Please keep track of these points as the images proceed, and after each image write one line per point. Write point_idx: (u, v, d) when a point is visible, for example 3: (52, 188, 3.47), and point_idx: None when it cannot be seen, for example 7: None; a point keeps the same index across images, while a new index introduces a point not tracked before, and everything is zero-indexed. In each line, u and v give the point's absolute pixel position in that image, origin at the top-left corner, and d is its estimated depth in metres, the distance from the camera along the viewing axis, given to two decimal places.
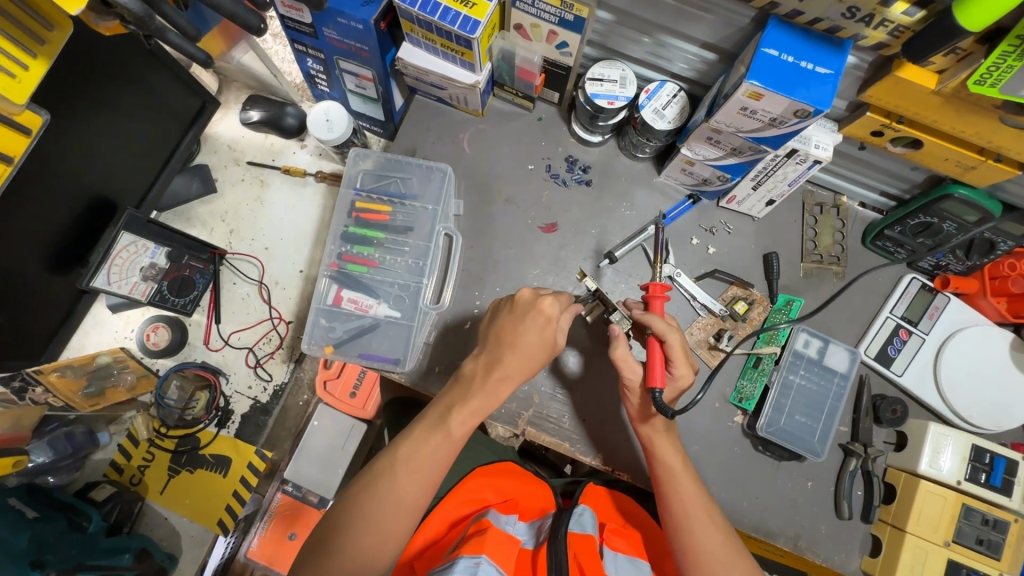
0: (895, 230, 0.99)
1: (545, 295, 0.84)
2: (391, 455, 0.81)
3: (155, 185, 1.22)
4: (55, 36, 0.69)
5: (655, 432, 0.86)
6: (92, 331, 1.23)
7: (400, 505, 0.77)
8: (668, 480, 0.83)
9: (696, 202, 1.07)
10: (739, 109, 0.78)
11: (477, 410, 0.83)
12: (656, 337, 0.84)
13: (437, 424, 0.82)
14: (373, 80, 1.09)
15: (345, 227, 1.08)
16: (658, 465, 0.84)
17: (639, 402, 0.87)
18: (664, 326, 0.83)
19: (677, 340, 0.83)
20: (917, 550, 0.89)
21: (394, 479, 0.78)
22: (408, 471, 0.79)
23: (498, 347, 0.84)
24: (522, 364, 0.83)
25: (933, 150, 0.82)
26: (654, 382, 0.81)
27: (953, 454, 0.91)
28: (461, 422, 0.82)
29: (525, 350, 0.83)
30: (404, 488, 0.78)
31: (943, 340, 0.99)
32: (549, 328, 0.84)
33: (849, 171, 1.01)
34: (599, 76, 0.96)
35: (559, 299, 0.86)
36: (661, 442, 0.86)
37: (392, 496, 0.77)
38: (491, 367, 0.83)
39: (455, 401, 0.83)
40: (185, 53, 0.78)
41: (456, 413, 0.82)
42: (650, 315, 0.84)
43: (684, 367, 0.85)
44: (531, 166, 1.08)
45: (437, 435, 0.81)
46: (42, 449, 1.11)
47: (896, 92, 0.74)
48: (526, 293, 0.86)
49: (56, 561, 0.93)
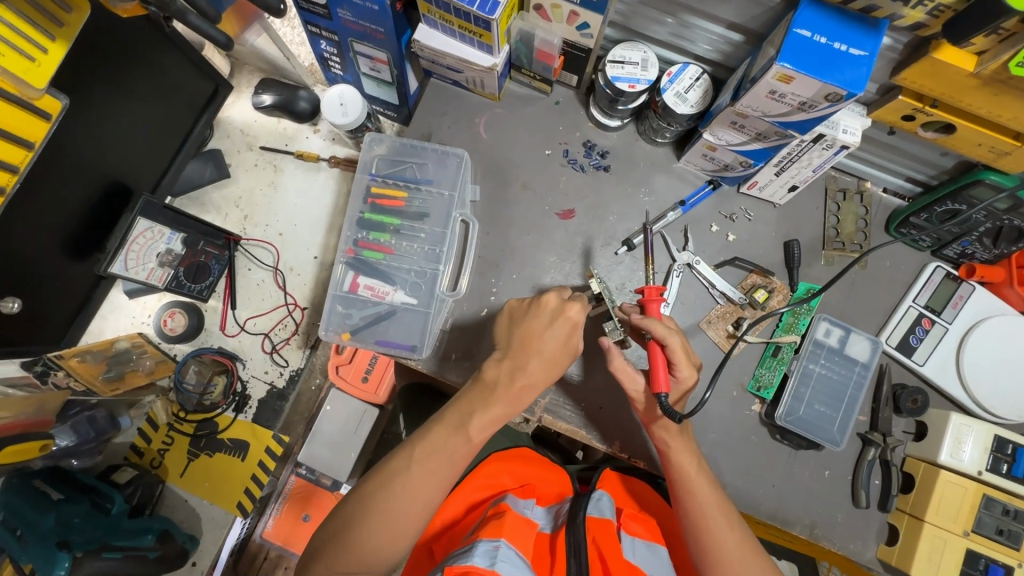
0: (921, 217, 0.97)
1: (572, 301, 0.85)
2: (406, 455, 0.79)
3: (170, 170, 1.21)
4: (73, 18, 0.68)
5: (671, 433, 0.84)
6: (110, 316, 1.24)
7: (423, 504, 0.76)
8: (684, 484, 0.82)
9: (717, 187, 1.05)
10: (768, 92, 0.76)
11: (499, 417, 0.82)
12: (656, 341, 0.83)
13: (456, 429, 0.81)
14: (388, 63, 1.07)
15: (361, 212, 1.07)
16: (675, 468, 0.84)
17: (643, 407, 0.87)
18: (663, 331, 0.82)
19: (676, 342, 0.82)
20: (936, 540, 0.89)
21: (410, 480, 0.77)
22: (424, 471, 0.78)
23: (523, 353, 0.83)
24: (546, 359, 0.83)
25: (966, 135, 0.80)
26: (659, 388, 0.81)
27: (975, 445, 0.90)
28: (480, 428, 0.81)
29: (551, 350, 0.83)
30: (418, 490, 0.77)
31: (967, 329, 0.97)
32: (574, 335, 0.84)
33: (876, 157, 0.99)
34: (620, 58, 0.94)
35: (585, 304, 0.86)
36: (676, 445, 0.84)
37: (406, 494, 0.76)
38: (515, 373, 0.83)
39: (473, 408, 0.82)
40: (204, 35, 0.76)
41: (475, 418, 0.81)
42: (648, 320, 0.83)
43: (688, 369, 0.84)
44: (548, 151, 1.07)
45: (461, 437, 0.80)
46: (65, 432, 1.12)
47: (932, 74, 0.72)
48: (553, 297, 0.85)
49: (81, 542, 0.94)
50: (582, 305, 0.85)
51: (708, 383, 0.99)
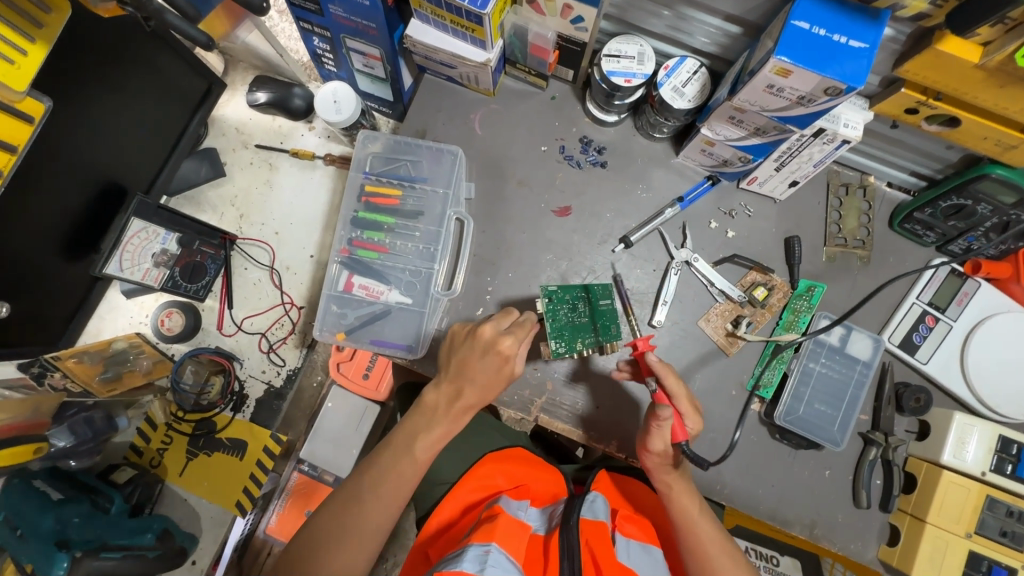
0: (925, 212, 0.95)
1: (505, 335, 0.82)
2: (358, 482, 0.82)
3: (164, 169, 1.20)
4: (54, 20, 0.68)
5: (672, 479, 0.82)
6: (107, 317, 1.25)
7: (374, 528, 0.79)
8: (686, 530, 0.80)
9: (716, 183, 1.03)
10: (766, 86, 0.74)
11: (442, 437, 0.84)
12: (669, 394, 0.81)
13: (403, 451, 0.83)
14: (381, 59, 1.05)
15: (354, 211, 1.06)
16: (676, 513, 0.81)
17: (659, 459, 0.81)
18: (675, 383, 0.82)
19: (682, 391, 0.82)
20: (938, 541, 0.88)
21: (363, 505, 0.79)
22: (377, 496, 0.80)
23: (458, 381, 0.83)
24: (481, 388, 0.82)
25: (971, 129, 0.77)
26: (680, 438, 0.78)
27: (978, 445, 0.88)
28: (426, 447, 0.83)
29: (484, 381, 0.82)
30: (372, 514, 0.79)
31: (972, 327, 0.95)
32: (505, 367, 0.82)
33: (879, 151, 0.96)
34: (616, 52, 0.92)
35: (519, 335, 0.83)
36: (678, 488, 0.82)
37: (361, 519, 0.79)
38: (453, 400, 0.83)
39: (418, 430, 0.83)
40: (186, 35, 0.75)
41: (419, 440, 0.83)
42: (664, 371, 0.82)
43: (693, 417, 0.83)
44: (544, 147, 1.05)
45: (408, 459, 0.82)
46: (62, 433, 1.10)
47: (935, 66, 0.70)
48: (489, 330, 0.82)
49: (80, 541, 0.95)
50: (514, 337, 0.82)
51: (707, 382, 0.97)
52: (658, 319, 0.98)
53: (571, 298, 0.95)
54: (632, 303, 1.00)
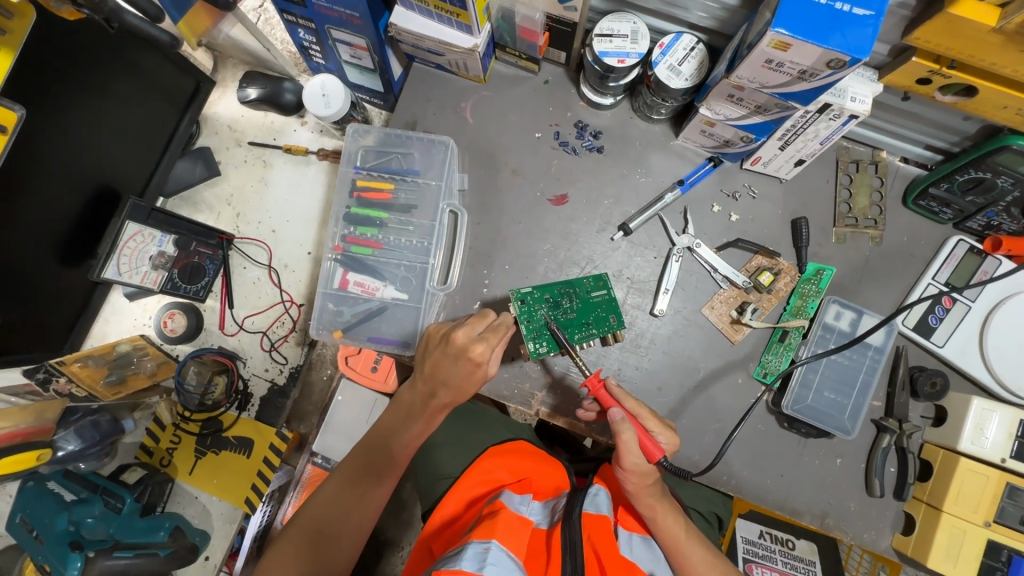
0: (941, 187, 0.90)
1: (477, 341, 0.81)
2: (338, 487, 0.88)
3: (158, 170, 1.20)
4: (17, 25, 0.65)
5: (655, 502, 0.80)
6: (112, 320, 1.27)
7: (353, 532, 0.85)
8: (675, 551, 0.80)
9: (718, 164, 0.99)
10: (764, 61, 0.70)
11: (417, 437, 0.89)
12: (631, 415, 0.80)
13: (383, 445, 0.89)
14: (368, 48, 1.02)
15: (347, 207, 1.05)
16: (663, 536, 0.80)
17: (638, 478, 0.77)
18: (634, 404, 0.81)
19: (644, 410, 0.82)
20: (954, 530, 0.84)
21: (346, 507, 0.86)
22: (358, 498, 0.87)
23: (431, 383, 0.85)
24: (453, 389, 0.84)
25: (989, 98, 0.72)
26: (655, 454, 0.75)
27: (999, 430, 0.84)
28: (404, 447, 0.89)
29: (456, 384, 0.83)
30: (356, 517, 0.86)
31: (990, 308, 0.91)
32: (478, 372, 0.82)
33: (889, 124, 0.91)
34: (608, 31, 0.88)
35: (492, 341, 0.82)
36: (661, 510, 0.80)
37: (348, 521, 0.85)
38: (428, 398, 0.87)
39: (396, 429, 0.90)
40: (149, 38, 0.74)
41: (398, 438, 0.89)
42: (622, 394, 0.82)
43: (665, 432, 0.82)
44: (538, 134, 1.02)
45: (384, 459, 0.89)
46: (70, 437, 1.11)
47: (949, 31, 0.65)
48: (461, 335, 0.82)
49: (93, 541, 1.02)
50: (486, 344, 0.81)
51: (710, 370, 0.95)
52: (659, 307, 0.95)
53: (553, 297, 0.92)
54: (632, 293, 0.97)
